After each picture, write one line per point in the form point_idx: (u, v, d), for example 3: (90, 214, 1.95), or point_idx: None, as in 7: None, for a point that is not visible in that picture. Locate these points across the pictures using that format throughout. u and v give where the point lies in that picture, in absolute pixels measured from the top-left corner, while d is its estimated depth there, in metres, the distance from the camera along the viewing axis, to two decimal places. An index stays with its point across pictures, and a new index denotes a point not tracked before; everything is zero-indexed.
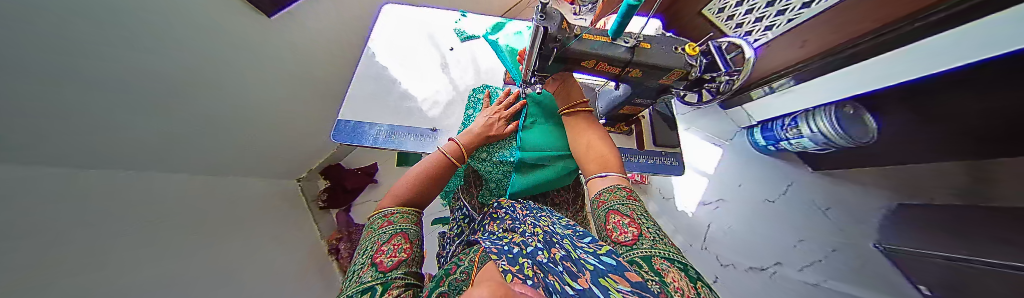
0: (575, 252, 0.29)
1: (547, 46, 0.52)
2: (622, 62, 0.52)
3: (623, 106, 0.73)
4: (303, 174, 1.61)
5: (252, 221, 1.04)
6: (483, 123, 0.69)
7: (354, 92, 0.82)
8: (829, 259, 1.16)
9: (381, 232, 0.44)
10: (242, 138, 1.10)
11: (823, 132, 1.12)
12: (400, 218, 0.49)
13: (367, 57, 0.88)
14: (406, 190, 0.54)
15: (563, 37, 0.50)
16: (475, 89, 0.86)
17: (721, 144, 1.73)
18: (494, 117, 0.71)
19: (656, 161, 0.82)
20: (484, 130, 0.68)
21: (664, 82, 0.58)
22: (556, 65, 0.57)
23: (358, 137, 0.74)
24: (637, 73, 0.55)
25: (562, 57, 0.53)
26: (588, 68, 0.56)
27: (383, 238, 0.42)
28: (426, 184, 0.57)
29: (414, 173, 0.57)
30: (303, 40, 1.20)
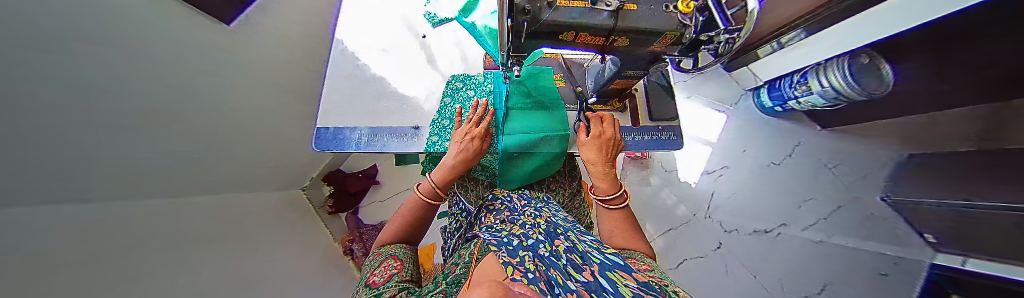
0: (581, 245, 0.28)
1: (517, 21, 0.46)
2: (606, 29, 0.46)
3: (615, 81, 0.68)
4: (306, 183, 1.58)
5: (279, 229, 1.09)
6: (456, 152, 0.60)
7: (329, 96, 0.79)
8: (834, 216, 1.24)
9: (374, 261, 0.47)
10: (270, 152, 1.15)
11: (834, 87, 1.05)
12: (389, 249, 0.51)
13: (337, 54, 0.83)
14: (394, 229, 0.56)
15: (534, 7, 0.45)
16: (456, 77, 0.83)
17: (725, 110, 1.66)
18: (464, 142, 0.61)
19: (651, 137, 0.79)
20: (460, 158, 0.60)
21: (656, 48, 0.54)
22: (532, 39, 0.52)
23: (341, 143, 0.73)
24: (624, 41, 0.50)
25: (537, 31, 0.49)
26: (570, 41, 0.53)
27: (376, 264, 0.45)
28: (410, 223, 0.58)
29: (396, 217, 0.58)
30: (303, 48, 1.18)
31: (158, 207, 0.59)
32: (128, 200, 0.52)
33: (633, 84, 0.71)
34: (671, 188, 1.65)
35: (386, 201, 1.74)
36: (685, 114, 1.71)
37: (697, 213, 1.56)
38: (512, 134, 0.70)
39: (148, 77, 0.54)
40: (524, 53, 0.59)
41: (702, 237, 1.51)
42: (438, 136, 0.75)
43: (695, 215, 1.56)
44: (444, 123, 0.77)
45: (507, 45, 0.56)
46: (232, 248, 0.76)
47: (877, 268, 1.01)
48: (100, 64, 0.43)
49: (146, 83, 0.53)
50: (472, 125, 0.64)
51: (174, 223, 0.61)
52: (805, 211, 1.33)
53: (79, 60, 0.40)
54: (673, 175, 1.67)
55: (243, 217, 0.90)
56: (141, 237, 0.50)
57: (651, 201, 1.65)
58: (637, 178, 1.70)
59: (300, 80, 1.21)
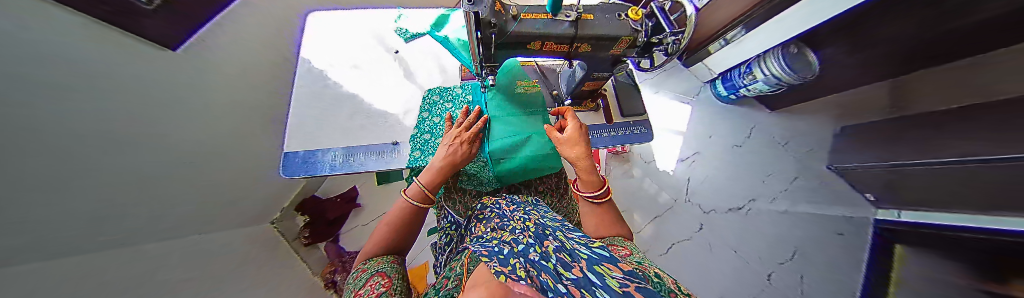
0: (569, 244, 0.29)
1: (485, 33, 0.49)
2: (568, 37, 0.50)
3: (585, 83, 0.72)
4: (276, 215, 1.41)
5: (248, 273, 0.96)
6: (446, 153, 0.61)
7: (296, 118, 0.74)
8: (796, 186, 1.41)
9: (357, 280, 0.43)
10: (243, 184, 1.06)
11: (774, 74, 1.21)
12: (375, 263, 0.48)
13: (303, 74, 0.79)
14: (379, 241, 0.53)
15: (499, 20, 0.47)
16: (431, 90, 0.83)
17: (689, 101, 1.81)
18: (455, 144, 0.62)
19: (625, 131, 0.85)
20: (449, 160, 0.60)
21: (615, 52, 0.58)
22: (501, 50, 0.54)
23: (312, 168, 0.68)
24: (586, 47, 0.54)
25: (504, 41, 0.51)
26: (537, 50, 0.56)
27: (359, 284, 0.42)
28: (397, 233, 0.55)
29: (383, 226, 0.55)
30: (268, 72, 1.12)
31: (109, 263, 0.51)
32: (78, 252, 0.47)
33: (602, 85, 0.75)
34: (653, 178, 1.74)
35: (369, 224, 1.63)
36: (655, 108, 1.84)
37: (678, 199, 1.65)
38: (502, 138, 0.72)
39: (89, 114, 0.49)
40: (496, 62, 0.59)
41: (684, 222, 1.60)
42: (420, 151, 0.73)
43: (676, 200, 1.65)
44: (425, 138, 0.76)
45: (479, 56, 0.56)
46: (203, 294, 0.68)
47: (836, 229, 1.26)
48: (34, 105, 0.39)
49: (86, 123, 0.49)
50: (461, 129, 0.65)
51: (137, 272, 0.55)
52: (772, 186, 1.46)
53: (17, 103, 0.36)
54: (652, 165, 1.76)
55: (212, 259, 0.82)
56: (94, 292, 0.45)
57: (636, 193, 1.72)
58: (621, 172, 1.78)
59: (269, 104, 1.15)
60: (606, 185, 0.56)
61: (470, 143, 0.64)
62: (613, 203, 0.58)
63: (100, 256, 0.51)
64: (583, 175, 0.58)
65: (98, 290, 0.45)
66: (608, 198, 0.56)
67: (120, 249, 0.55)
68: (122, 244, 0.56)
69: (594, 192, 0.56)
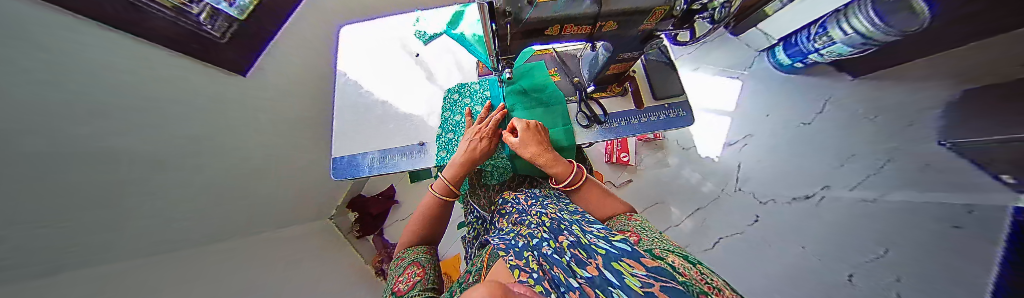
0: (586, 238, 0.27)
1: (501, 24, 0.47)
2: (589, 17, 0.45)
3: (610, 66, 0.65)
4: (333, 211, 1.64)
5: (302, 264, 1.11)
6: (466, 149, 0.63)
7: (340, 125, 0.83)
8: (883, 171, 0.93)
9: (397, 268, 0.48)
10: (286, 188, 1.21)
11: (860, 31, 0.97)
12: (411, 253, 0.53)
13: (341, 86, 0.88)
14: (413, 232, 0.58)
15: (515, 8, 0.45)
16: (450, 90, 0.86)
17: (739, 76, 1.59)
18: (476, 138, 0.64)
19: (659, 116, 0.76)
20: (468, 156, 0.62)
21: (644, 27, 0.52)
22: (517, 40, 0.53)
23: (354, 170, 0.77)
24: (611, 25, 0.49)
25: (520, 30, 0.49)
26: (555, 35, 0.53)
27: (398, 271, 0.46)
28: (427, 226, 0.59)
29: (415, 218, 0.59)
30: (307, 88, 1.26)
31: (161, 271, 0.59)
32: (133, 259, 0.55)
33: (630, 66, 0.69)
34: (692, 166, 1.58)
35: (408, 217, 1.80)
36: (694, 87, 1.67)
37: (726, 188, 1.49)
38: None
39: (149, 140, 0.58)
40: (513, 54, 0.59)
41: (732, 213, 1.43)
42: (446, 151, 0.77)
43: (723, 190, 1.49)
44: (448, 138, 0.79)
45: (495, 49, 0.56)
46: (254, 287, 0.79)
47: (951, 219, 0.67)
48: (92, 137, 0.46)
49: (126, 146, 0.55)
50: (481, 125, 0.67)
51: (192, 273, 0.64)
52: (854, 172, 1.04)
53: (54, 138, 0.41)
54: (692, 152, 1.61)
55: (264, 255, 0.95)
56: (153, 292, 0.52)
57: (673, 183, 1.59)
58: (653, 161, 1.66)
59: (308, 116, 1.29)
60: (576, 173, 0.57)
61: (490, 138, 0.65)
62: (597, 181, 0.59)
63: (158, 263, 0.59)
64: (551, 168, 0.58)
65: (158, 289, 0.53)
66: (585, 182, 0.57)
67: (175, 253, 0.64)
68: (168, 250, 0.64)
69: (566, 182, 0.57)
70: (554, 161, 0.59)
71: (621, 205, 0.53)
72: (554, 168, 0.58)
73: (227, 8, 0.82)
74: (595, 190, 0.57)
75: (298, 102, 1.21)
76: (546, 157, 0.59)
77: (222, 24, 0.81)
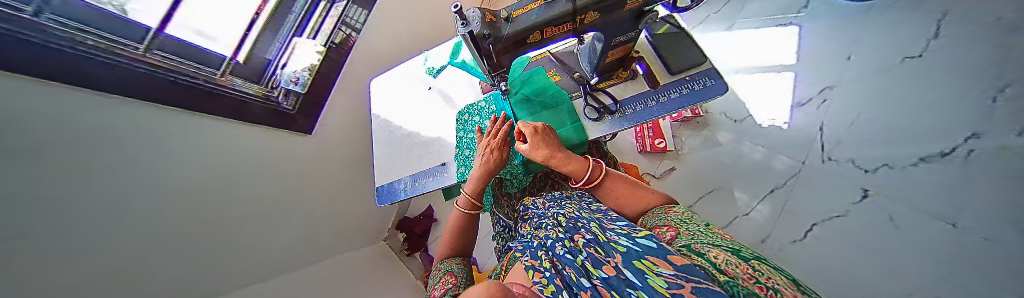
0: (606, 235, 0.26)
1: (482, 45, 0.52)
2: (567, 14, 0.47)
3: (607, 53, 0.61)
4: (387, 233, 1.86)
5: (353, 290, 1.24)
6: (482, 162, 0.66)
7: (379, 158, 0.97)
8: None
9: (434, 277, 0.52)
10: (335, 221, 1.42)
11: None
12: (445, 263, 0.56)
13: (377, 125, 1.03)
14: (445, 244, 0.62)
15: (493, 28, 0.50)
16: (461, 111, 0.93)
17: (791, 21, 1.31)
18: (488, 153, 0.67)
19: (682, 91, 0.67)
20: (485, 168, 0.66)
21: (631, 6, 0.49)
22: (503, 56, 0.55)
23: (392, 195, 0.88)
24: (592, 15, 0.48)
25: (502, 47, 0.52)
26: (538, 42, 0.54)
27: (435, 281, 0.50)
28: (457, 238, 0.62)
29: (446, 232, 0.64)
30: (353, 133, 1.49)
31: None
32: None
33: (631, 46, 0.63)
34: (753, 139, 1.35)
35: None
36: (726, 50, 1.54)
37: (808, 159, 1.12)
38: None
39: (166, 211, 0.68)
40: (506, 67, 0.60)
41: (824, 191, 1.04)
42: (465, 167, 0.81)
43: (805, 162, 1.13)
44: (465, 155, 0.84)
45: (484, 66, 0.58)
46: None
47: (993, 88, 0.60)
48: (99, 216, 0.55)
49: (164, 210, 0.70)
50: (492, 138, 0.69)
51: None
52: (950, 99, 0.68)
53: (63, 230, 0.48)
54: (748, 122, 1.38)
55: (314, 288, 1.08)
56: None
57: (732, 161, 1.39)
58: (699, 141, 1.51)
59: (353, 156, 1.51)
60: (593, 168, 0.55)
61: (501, 149, 0.68)
62: (618, 172, 0.57)
63: None
64: (566, 167, 0.58)
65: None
66: (606, 176, 0.55)
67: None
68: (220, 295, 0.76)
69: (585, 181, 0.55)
70: (565, 159, 0.58)
71: (655, 196, 0.49)
72: (569, 166, 0.57)
73: (293, 86, 1.09)
74: (622, 185, 0.53)
75: (344, 148, 1.44)
76: (559, 158, 0.59)
77: (292, 99, 1.10)
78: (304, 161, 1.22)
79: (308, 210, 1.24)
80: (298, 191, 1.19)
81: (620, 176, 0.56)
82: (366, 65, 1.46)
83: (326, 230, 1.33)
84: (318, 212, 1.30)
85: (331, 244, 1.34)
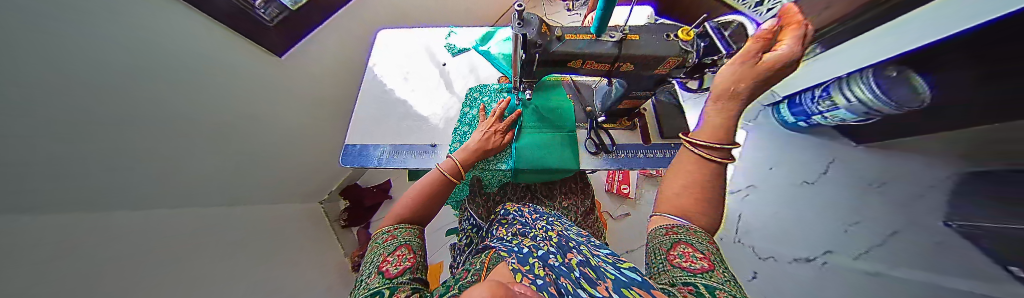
0: (594, 260, 0.28)
1: (530, 52, 0.50)
2: (611, 57, 0.50)
3: (622, 101, 0.67)
4: (325, 196, 1.64)
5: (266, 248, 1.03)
6: (480, 138, 0.67)
7: (359, 116, 0.86)
8: (889, 244, 0.88)
9: (385, 245, 0.45)
10: (268, 165, 1.19)
11: (862, 101, 0.98)
12: (402, 232, 0.50)
13: (369, 80, 0.93)
14: (408, 207, 0.56)
15: (545, 41, 0.49)
16: (473, 88, 0.92)
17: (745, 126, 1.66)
18: (490, 130, 0.69)
19: (666, 154, 0.77)
20: (480, 144, 0.66)
21: (659, 72, 0.54)
22: (542, 68, 0.56)
23: (363, 160, 0.78)
24: (628, 67, 0.52)
25: (548, 60, 0.52)
26: (576, 68, 0.55)
27: (388, 249, 0.44)
28: (423, 202, 0.58)
29: (413, 190, 0.58)
30: (323, 73, 1.32)
31: (73, 236, 0.52)
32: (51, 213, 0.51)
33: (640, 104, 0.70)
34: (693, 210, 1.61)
35: None
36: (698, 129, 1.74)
37: (728, 237, 1.49)
38: (525, 136, 0.75)
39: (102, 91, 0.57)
40: (535, 78, 0.62)
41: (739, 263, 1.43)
42: (460, 143, 0.79)
43: (727, 239, 1.50)
44: (464, 131, 0.82)
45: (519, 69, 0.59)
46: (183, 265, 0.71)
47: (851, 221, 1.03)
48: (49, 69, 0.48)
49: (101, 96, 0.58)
50: (496, 119, 0.72)
51: (103, 238, 0.57)
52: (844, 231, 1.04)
53: None
54: None
55: (223, 231, 0.90)
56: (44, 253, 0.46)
57: None
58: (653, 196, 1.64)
59: (312, 97, 1.31)
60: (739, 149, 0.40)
61: (502, 133, 0.71)
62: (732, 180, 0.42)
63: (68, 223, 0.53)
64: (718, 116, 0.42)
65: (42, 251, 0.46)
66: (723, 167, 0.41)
67: (98, 215, 0.59)
68: (101, 209, 0.60)
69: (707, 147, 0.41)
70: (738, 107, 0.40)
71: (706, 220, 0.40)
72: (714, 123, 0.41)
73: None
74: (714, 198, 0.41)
75: (308, 86, 1.27)
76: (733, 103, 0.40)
77: (274, 10, 0.97)
78: (262, 83, 1.04)
79: (245, 142, 1.04)
80: (241, 118, 1.00)
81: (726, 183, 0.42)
82: (367, 11, 1.35)
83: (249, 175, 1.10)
84: (253, 149, 1.10)
85: (251, 192, 1.12)
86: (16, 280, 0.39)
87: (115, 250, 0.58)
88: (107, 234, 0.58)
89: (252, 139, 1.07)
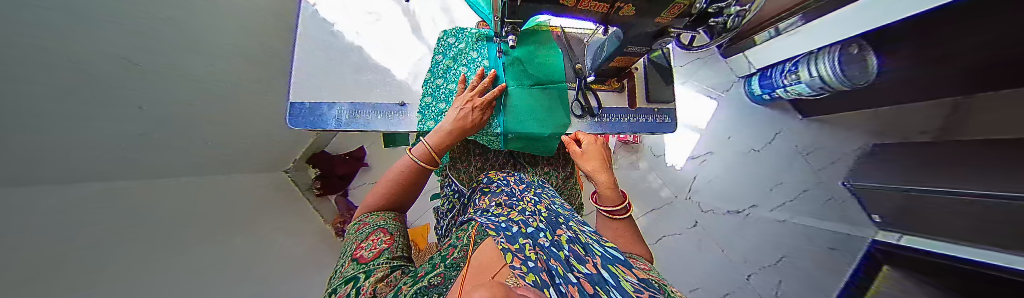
0: (582, 237, 0.30)
1: None
2: None
3: (614, 58, 0.64)
4: (290, 165, 1.49)
5: (254, 213, 0.98)
6: (456, 117, 0.60)
7: (302, 65, 0.71)
8: (800, 198, 1.40)
9: (359, 233, 0.45)
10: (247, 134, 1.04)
11: (821, 76, 1.08)
12: (377, 218, 0.50)
13: (307, 18, 0.74)
14: (386, 195, 0.55)
15: None
16: (445, 32, 0.78)
17: (717, 96, 1.68)
18: (467, 107, 0.61)
19: (647, 120, 0.80)
20: (458, 125, 0.59)
21: (661, 21, 0.50)
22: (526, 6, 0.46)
23: (318, 121, 0.68)
24: (628, 10, 0.45)
25: None
26: (569, 7, 0.46)
27: (362, 236, 0.44)
28: (401, 191, 0.56)
29: (387, 179, 0.56)
30: (281, 20, 1.05)
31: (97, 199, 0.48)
32: (77, 186, 0.46)
33: (633, 62, 0.69)
34: (657, 173, 1.71)
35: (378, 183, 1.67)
36: (679, 99, 1.70)
37: (678, 195, 1.65)
38: (512, 110, 0.69)
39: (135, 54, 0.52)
40: (520, 19, 0.52)
41: (681, 217, 1.60)
42: (431, 98, 0.72)
43: (676, 196, 1.65)
44: (437, 84, 0.74)
45: (501, 9, 0.49)
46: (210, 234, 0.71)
47: (778, 184, 1.46)
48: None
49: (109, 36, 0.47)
50: (474, 94, 0.63)
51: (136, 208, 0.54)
52: (772, 194, 1.46)
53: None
54: (661, 159, 1.72)
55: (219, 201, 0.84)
56: (102, 226, 0.45)
57: (637, 184, 1.71)
58: (627, 162, 1.74)
59: (279, 54, 1.08)
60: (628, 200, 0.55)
61: (482, 109, 0.63)
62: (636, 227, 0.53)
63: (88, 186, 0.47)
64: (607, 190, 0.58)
65: (97, 223, 0.45)
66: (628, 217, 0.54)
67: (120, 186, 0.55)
68: (109, 178, 0.54)
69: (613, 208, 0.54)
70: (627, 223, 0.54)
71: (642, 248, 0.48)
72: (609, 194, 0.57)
73: None
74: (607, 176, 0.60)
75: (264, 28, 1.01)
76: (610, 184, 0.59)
77: None
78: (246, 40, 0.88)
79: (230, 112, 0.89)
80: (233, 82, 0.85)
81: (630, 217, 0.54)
82: None
83: (230, 137, 0.97)
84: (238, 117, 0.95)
85: (229, 154, 0.99)
86: (60, 234, 0.38)
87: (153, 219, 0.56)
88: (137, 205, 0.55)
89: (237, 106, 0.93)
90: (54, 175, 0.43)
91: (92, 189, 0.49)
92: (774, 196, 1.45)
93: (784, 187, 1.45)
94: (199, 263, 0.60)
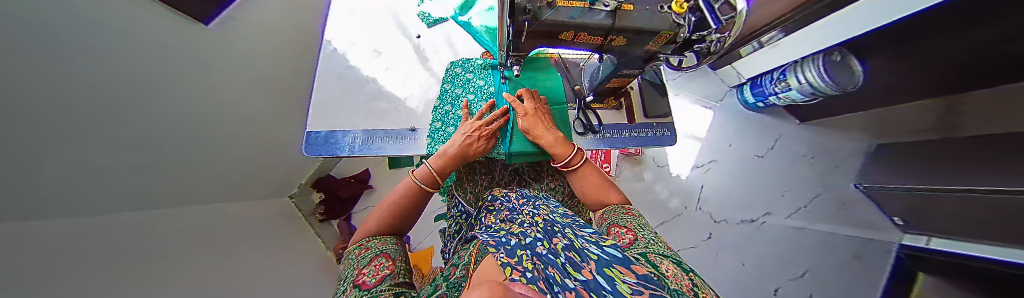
0: (579, 242, 0.29)
1: (517, 20, 0.44)
2: (603, 29, 0.46)
3: (611, 80, 0.70)
4: (294, 190, 1.47)
5: (260, 244, 0.96)
6: (461, 144, 0.62)
7: (318, 100, 0.76)
8: (814, 203, 1.33)
9: (359, 259, 0.44)
10: (245, 159, 1.06)
11: (810, 83, 1.13)
12: (377, 243, 0.49)
13: (326, 55, 0.81)
14: (385, 218, 0.55)
15: (535, 6, 0.42)
16: (454, 63, 0.86)
17: (712, 106, 1.72)
18: (473, 134, 0.64)
19: (647, 133, 0.82)
20: (461, 149, 0.62)
21: (651, 48, 0.54)
22: (530, 40, 0.51)
23: (332, 148, 0.70)
24: (620, 41, 0.50)
25: (537, 30, 0.46)
26: (566, 41, 0.51)
27: (363, 262, 0.42)
28: (394, 213, 0.56)
29: (388, 204, 0.57)
30: (278, 51, 1.10)
31: (90, 239, 0.46)
32: (71, 212, 0.47)
33: (629, 82, 0.73)
34: (663, 183, 1.69)
35: None
36: (678, 111, 1.74)
37: (689, 206, 1.62)
38: (518, 132, 0.71)
39: (118, 82, 0.53)
40: (525, 53, 0.57)
41: (693, 229, 1.56)
42: (441, 122, 0.76)
43: (687, 208, 1.62)
44: (446, 110, 0.78)
45: (506, 43, 0.55)
46: (213, 261, 0.70)
47: (779, 190, 1.44)
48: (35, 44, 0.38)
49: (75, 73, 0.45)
50: (483, 123, 0.66)
51: (132, 234, 0.54)
52: (780, 202, 1.42)
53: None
54: (665, 170, 1.71)
55: (214, 228, 0.82)
56: (97, 254, 0.45)
57: (645, 196, 1.68)
58: (631, 174, 1.74)
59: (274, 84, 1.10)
60: (575, 150, 0.62)
61: (488, 138, 0.66)
62: (593, 167, 0.62)
63: (71, 229, 0.45)
64: (552, 146, 0.63)
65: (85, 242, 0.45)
66: (583, 165, 0.61)
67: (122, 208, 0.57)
68: (102, 218, 0.52)
69: (566, 163, 0.61)
70: (580, 174, 0.61)
71: (616, 195, 0.57)
72: (555, 149, 0.63)
73: None
74: (555, 132, 0.65)
75: (267, 62, 1.04)
76: (546, 133, 0.64)
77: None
78: (234, 71, 0.88)
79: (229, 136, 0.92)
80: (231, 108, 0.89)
81: (581, 164, 0.61)
82: None
83: (223, 169, 0.95)
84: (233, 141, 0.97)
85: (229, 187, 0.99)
86: (68, 274, 0.37)
87: (153, 241, 0.58)
88: (133, 231, 0.55)
89: (231, 129, 0.94)
90: (47, 219, 0.42)
91: (84, 229, 0.47)
92: (788, 200, 1.40)
93: (785, 192, 1.43)
94: (201, 290, 0.59)
